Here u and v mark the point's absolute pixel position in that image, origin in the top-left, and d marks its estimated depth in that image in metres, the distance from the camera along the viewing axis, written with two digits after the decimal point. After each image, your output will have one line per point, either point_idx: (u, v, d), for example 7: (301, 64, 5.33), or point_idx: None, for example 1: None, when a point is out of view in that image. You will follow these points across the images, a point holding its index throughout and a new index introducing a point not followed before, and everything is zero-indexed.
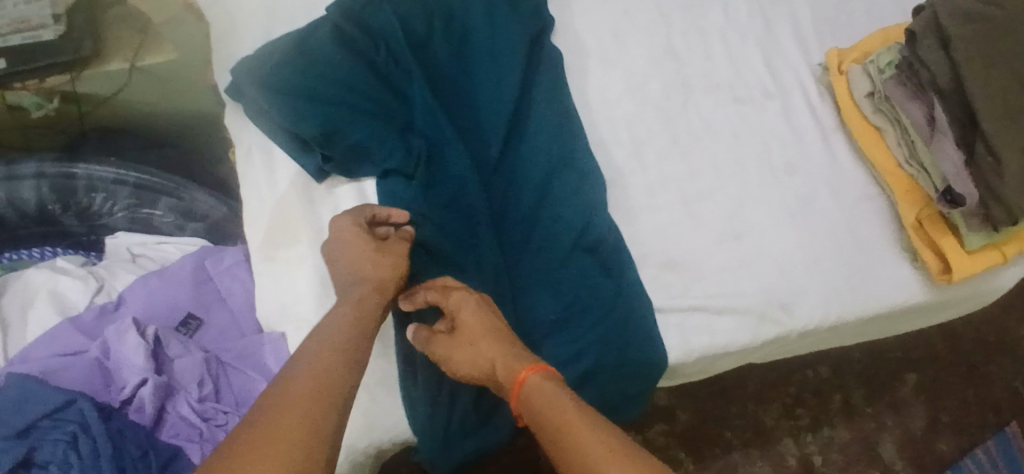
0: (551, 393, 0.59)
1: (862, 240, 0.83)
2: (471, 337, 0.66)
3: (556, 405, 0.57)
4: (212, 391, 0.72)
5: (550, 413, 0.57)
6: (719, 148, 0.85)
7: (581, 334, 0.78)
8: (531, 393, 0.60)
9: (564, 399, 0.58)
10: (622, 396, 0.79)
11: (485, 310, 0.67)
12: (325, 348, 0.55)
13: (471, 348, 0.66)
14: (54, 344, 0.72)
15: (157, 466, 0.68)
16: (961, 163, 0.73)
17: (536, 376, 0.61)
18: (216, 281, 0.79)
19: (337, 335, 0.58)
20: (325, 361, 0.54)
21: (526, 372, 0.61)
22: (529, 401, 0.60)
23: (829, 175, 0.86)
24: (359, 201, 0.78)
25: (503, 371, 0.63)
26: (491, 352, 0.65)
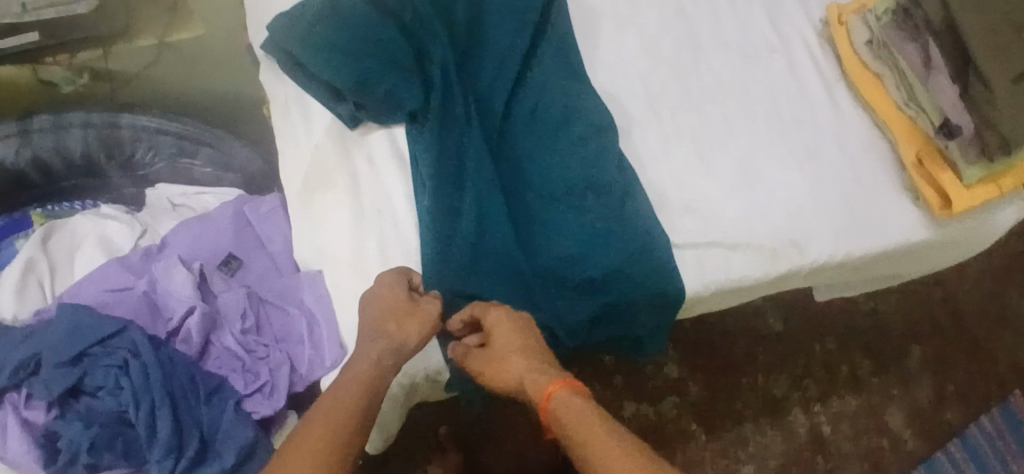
0: (578, 409, 0.66)
1: (867, 184, 0.87)
2: (501, 353, 0.73)
3: (584, 420, 0.65)
4: (255, 325, 0.76)
5: (576, 425, 0.65)
6: (728, 99, 0.89)
7: (599, 274, 0.80)
8: (557, 409, 0.67)
9: (588, 413, 0.66)
10: (640, 328, 0.84)
11: (519, 328, 0.74)
12: (342, 386, 0.65)
13: (504, 362, 0.72)
14: (102, 281, 0.75)
15: (205, 392, 0.72)
16: (957, 95, 0.79)
17: (563, 390, 0.68)
18: (255, 226, 0.82)
19: (353, 389, 0.65)
20: (345, 394, 0.65)
21: (553, 387, 0.68)
22: (555, 414, 0.67)
23: (835, 123, 0.90)
24: (391, 147, 0.81)
25: (529, 384, 0.70)
26: (520, 368, 0.71)
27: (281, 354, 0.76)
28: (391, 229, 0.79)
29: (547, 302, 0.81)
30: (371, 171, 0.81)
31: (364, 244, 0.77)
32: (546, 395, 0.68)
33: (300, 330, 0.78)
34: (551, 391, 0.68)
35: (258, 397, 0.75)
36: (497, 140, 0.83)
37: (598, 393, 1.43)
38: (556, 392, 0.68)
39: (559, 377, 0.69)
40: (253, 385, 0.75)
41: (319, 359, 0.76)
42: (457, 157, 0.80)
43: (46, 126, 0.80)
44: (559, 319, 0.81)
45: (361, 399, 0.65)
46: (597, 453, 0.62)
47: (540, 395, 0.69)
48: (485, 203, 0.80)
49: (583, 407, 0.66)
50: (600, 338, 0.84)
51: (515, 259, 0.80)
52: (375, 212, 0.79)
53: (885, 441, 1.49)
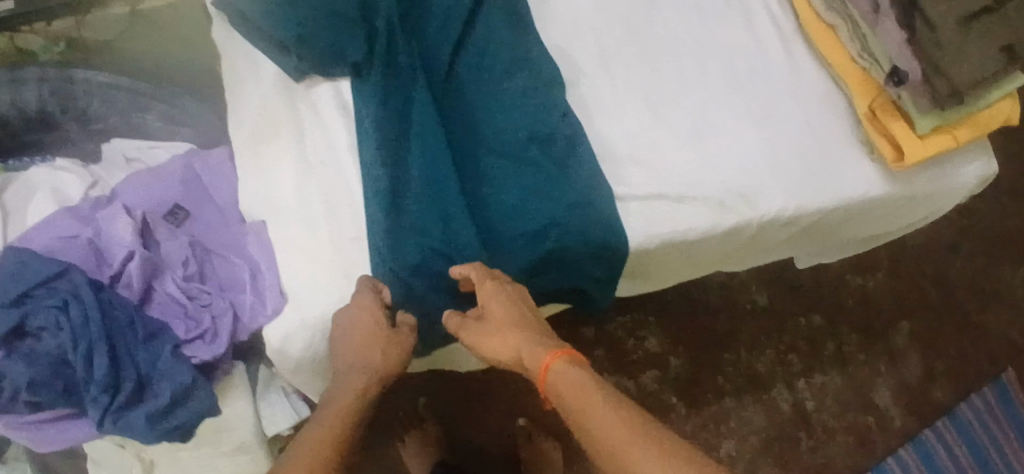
0: (574, 379, 0.70)
1: (822, 138, 0.86)
2: (495, 328, 0.75)
3: (581, 395, 0.69)
4: (197, 271, 0.77)
5: (574, 397, 0.69)
6: (679, 53, 0.88)
7: (541, 224, 0.80)
8: (554, 380, 0.71)
9: (586, 384, 0.70)
10: (584, 278, 0.84)
11: (511, 301, 0.75)
12: (336, 406, 0.72)
13: (500, 336, 0.75)
14: (51, 229, 0.77)
15: (143, 334, 0.74)
16: (903, 41, 0.77)
17: (559, 361, 0.72)
18: (204, 178, 0.83)
19: (343, 408, 0.71)
20: (339, 412, 0.71)
21: (550, 358, 0.72)
22: (554, 386, 0.71)
23: (790, 78, 0.88)
24: (336, 98, 0.82)
25: (527, 355, 0.74)
26: (517, 341, 0.75)
27: (224, 300, 0.77)
28: (331, 177, 0.79)
29: (490, 252, 0.80)
30: (314, 122, 0.81)
31: (306, 191, 0.78)
32: (543, 367, 0.72)
33: (243, 277, 0.79)
34: (548, 362, 0.72)
35: (199, 342, 0.76)
36: (442, 91, 0.83)
37: None
38: (553, 363, 0.72)
39: (554, 349, 0.73)
40: (195, 331, 0.76)
41: (261, 306, 0.77)
42: (400, 108, 0.80)
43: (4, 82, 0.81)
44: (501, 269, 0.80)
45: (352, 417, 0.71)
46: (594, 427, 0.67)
47: (538, 366, 0.73)
48: (428, 155, 0.80)
49: (580, 376, 0.71)
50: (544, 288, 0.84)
51: (455, 210, 0.79)
52: (318, 161, 0.80)
53: (872, 418, 1.43)
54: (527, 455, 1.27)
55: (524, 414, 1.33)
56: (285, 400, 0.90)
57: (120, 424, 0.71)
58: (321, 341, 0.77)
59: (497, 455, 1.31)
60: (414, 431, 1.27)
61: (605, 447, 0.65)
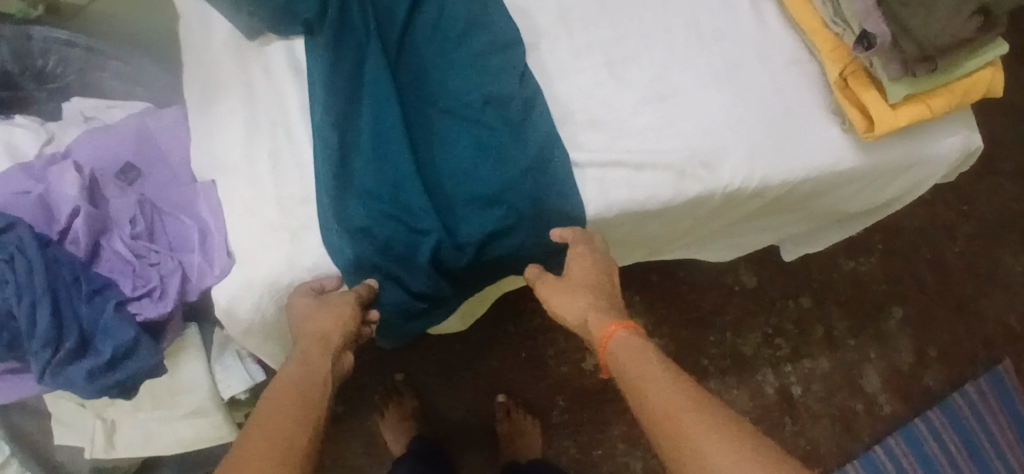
0: (637, 351, 0.65)
1: (790, 106, 0.83)
2: (567, 288, 0.74)
3: (645, 369, 0.63)
4: (146, 230, 0.77)
5: (637, 371, 0.63)
6: (644, 16, 0.85)
7: (493, 188, 0.78)
8: (617, 348, 0.66)
9: (653, 360, 0.64)
10: (539, 244, 0.82)
11: (596, 269, 0.74)
12: (287, 376, 0.64)
13: (571, 295, 0.74)
14: (2, 184, 0.77)
15: (87, 290, 0.73)
16: (872, 3, 0.73)
17: (625, 332, 0.67)
18: (157, 138, 0.83)
19: (295, 375, 0.64)
20: (292, 382, 0.63)
21: (615, 327, 0.68)
22: (616, 358, 0.66)
23: (759, 41, 0.85)
24: (289, 59, 0.81)
25: (592, 322, 0.70)
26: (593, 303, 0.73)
27: (173, 260, 0.77)
28: (281, 136, 0.78)
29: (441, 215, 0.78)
30: (268, 82, 0.80)
31: (255, 151, 0.78)
32: (606, 335, 0.67)
33: (192, 236, 0.78)
34: (612, 332, 0.68)
35: (145, 300, 0.75)
36: (396, 49, 0.81)
37: (557, 347, 1.29)
38: (619, 331, 0.67)
39: (621, 320, 0.69)
40: (141, 288, 0.75)
41: (209, 266, 0.77)
42: (353, 67, 0.79)
43: None
44: (452, 233, 0.78)
45: (309, 383, 0.63)
46: (655, 404, 0.60)
47: (602, 333, 0.68)
48: (380, 115, 0.78)
49: (643, 349, 0.65)
50: (496, 257, 0.81)
51: (404, 171, 0.77)
52: (269, 121, 0.79)
53: (859, 404, 1.39)
54: (506, 432, 1.23)
55: (506, 390, 1.28)
56: (240, 364, 0.88)
57: (59, 378, 0.71)
58: (268, 303, 0.75)
59: (475, 427, 1.27)
60: (393, 404, 1.23)
61: (666, 426, 0.58)
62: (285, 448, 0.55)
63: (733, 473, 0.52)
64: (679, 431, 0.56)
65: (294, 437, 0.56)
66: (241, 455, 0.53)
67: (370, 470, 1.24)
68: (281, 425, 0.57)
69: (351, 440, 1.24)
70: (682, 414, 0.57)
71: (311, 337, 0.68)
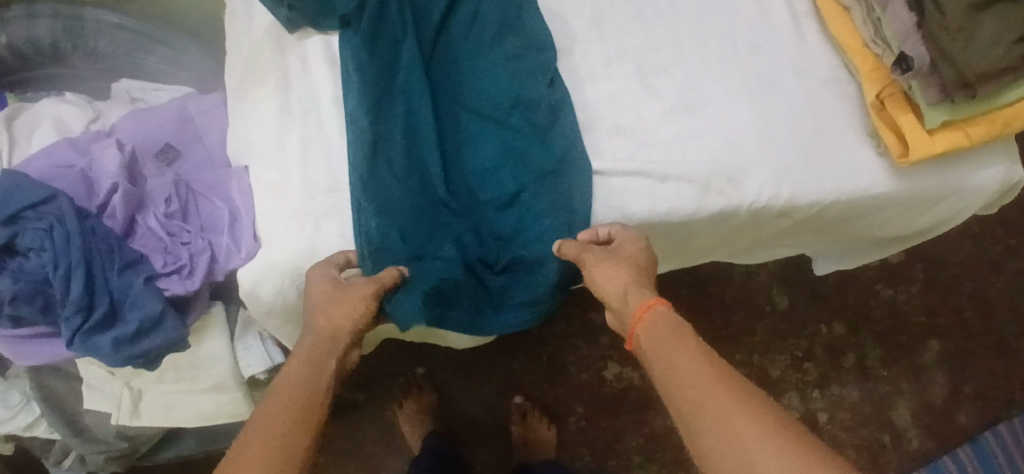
0: (671, 328, 0.67)
1: (824, 125, 0.81)
2: (612, 262, 0.74)
3: (682, 346, 0.65)
4: (179, 210, 0.80)
5: (673, 345, 0.65)
6: (681, 26, 0.85)
7: (513, 186, 0.79)
8: (654, 321, 0.68)
9: (690, 339, 0.66)
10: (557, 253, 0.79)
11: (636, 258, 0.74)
12: (293, 371, 0.67)
13: (615, 268, 0.73)
14: (50, 157, 0.81)
15: (119, 263, 0.76)
16: (912, 24, 0.71)
17: (663, 307, 0.69)
18: (196, 120, 0.86)
19: (300, 369, 0.67)
20: (300, 374, 0.66)
21: (654, 302, 0.70)
22: (651, 331, 0.68)
23: (795, 56, 0.84)
24: (325, 51, 0.83)
25: (631, 298, 0.71)
26: (626, 284, 0.72)
27: (203, 240, 0.80)
28: (311, 126, 0.80)
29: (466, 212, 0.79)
30: (304, 72, 0.83)
31: (286, 138, 0.80)
32: (646, 307, 0.70)
33: (223, 218, 0.81)
34: (650, 305, 0.70)
35: (174, 276, 0.78)
36: (429, 46, 0.82)
37: (579, 351, 1.30)
38: (659, 304, 0.69)
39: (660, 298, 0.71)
40: (171, 265, 0.78)
41: (236, 248, 0.80)
42: (386, 60, 0.80)
43: (19, 14, 0.85)
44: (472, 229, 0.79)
45: (314, 376, 0.67)
46: (688, 381, 0.62)
47: (641, 303, 0.70)
48: (411, 110, 0.80)
49: (676, 325, 0.68)
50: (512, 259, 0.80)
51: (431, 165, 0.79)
52: (302, 111, 0.81)
53: (885, 436, 1.35)
54: (519, 436, 1.23)
55: (522, 391, 1.28)
56: (260, 345, 0.90)
57: (88, 345, 0.73)
58: (289, 288, 0.77)
59: (490, 423, 1.28)
60: (412, 398, 1.24)
61: (695, 402, 0.60)
62: (281, 453, 0.58)
63: (760, 452, 0.55)
64: (708, 403, 0.59)
65: (305, 431, 0.61)
66: (241, 455, 0.57)
67: (385, 459, 1.26)
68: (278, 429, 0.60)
69: (368, 429, 1.26)
70: (713, 389, 0.60)
71: (321, 333, 0.71)
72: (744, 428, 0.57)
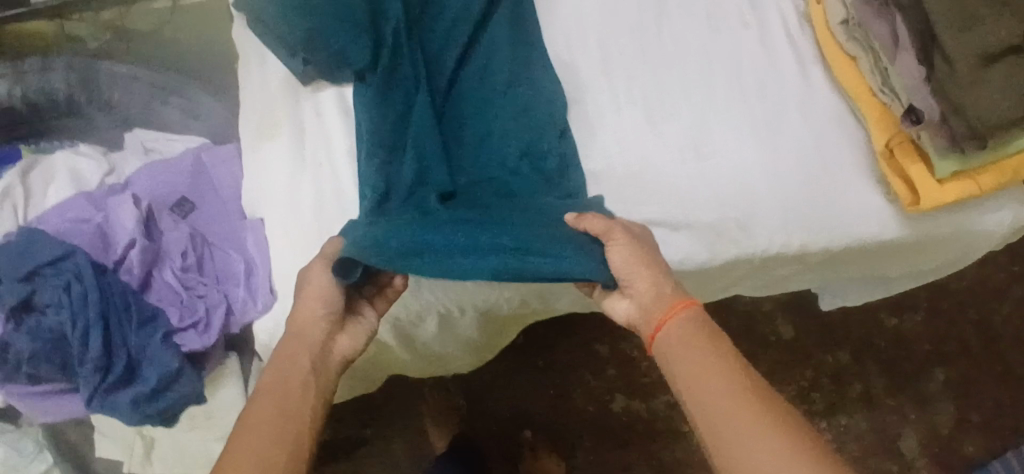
0: (692, 332, 0.68)
1: (835, 172, 0.82)
2: (619, 248, 0.72)
3: (701, 352, 0.66)
4: (195, 263, 0.80)
5: (692, 350, 0.66)
6: (691, 73, 0.85)
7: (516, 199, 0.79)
8: (677, 323, 0.69)
9: (710, 344, 0.67)
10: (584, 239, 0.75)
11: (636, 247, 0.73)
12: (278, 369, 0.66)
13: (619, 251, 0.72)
14: (67, 212, 0.81)
15: (137, 319, 0.76)
16: (921, 77, 0.72)
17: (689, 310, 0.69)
18: (211, 171, 0.86)
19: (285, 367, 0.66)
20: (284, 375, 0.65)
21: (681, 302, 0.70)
22: (671, 333, 0.68)
23: (803, 101, 0.84)
24: (338, 104, 0.84)
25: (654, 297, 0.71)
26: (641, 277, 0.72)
27: (218, 293, 0.80)
28: (324, 176, 0.81)
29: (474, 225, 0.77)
30: (317, 123, 0.83)
31: (301, 190, 0.81)
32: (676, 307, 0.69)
33: (237, 270, 0.81)
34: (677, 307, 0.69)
35: (191, 331, 0.78)
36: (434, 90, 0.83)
37: (586, 384, 1.30)
38: (693, 302, 0.69)
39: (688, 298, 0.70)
40: (187, 318, 0.78)
41: (251, 301, 0.79)
42: (398, 113, 0.80)
43: (35, 67, 0.87)
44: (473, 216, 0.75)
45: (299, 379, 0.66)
46: (700, 388, 0.64)
47: (677, 299, 0.70)
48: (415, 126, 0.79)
49: (702, 326, 0.68)
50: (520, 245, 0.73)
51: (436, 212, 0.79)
52: (315, 165, 0.81)
53: (894, 467, 1.35)
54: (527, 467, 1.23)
55: (531, 425, 1.28)
56: None
57: (107, 403, 0.74)
58: None
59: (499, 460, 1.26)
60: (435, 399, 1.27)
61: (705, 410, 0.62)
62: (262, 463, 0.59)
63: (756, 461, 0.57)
64: (715, 410, 0.62)
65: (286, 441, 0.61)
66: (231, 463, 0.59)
67: None
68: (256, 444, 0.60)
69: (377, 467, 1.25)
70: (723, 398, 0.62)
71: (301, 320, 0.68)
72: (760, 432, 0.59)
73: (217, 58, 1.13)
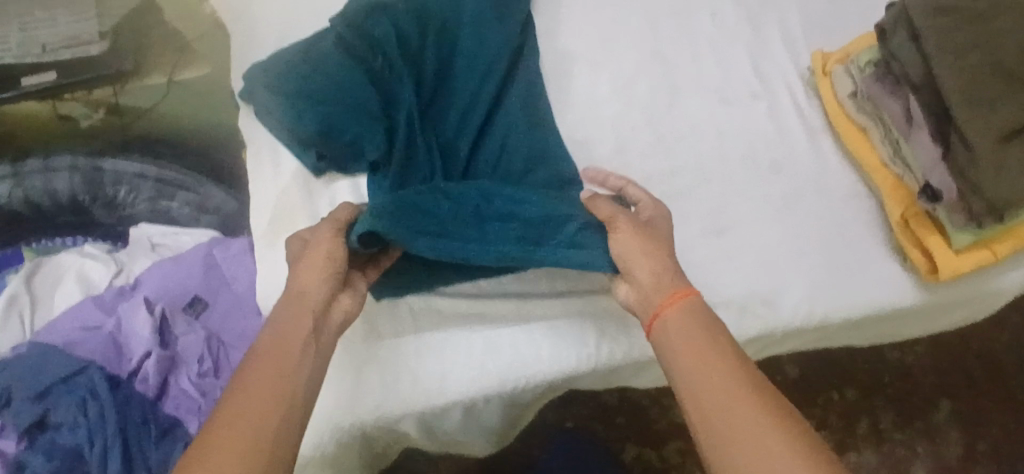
0: (690, 332, 0.64)
1: (851, 244, 0.83)
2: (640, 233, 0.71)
3: (701, 353, 0.62)
4: (212, 367, 0.77)
5: (692, 349, 0.62)
6: (705, 147, 0.86)
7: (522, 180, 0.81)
8: (677, 320, 0.65)
9: (713, 343, 0.62)
10: (589, 219, 0.75)
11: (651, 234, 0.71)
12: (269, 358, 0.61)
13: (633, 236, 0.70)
14: (76, 318, 0.79)
15: (156, 432, 0.73)
16: (936, 157, 0.73)
17: (685, 305, 0.66)
18: (223, 267, 0.85)
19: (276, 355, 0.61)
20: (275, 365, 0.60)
21: (679, 294, 0.66)
22: (669, 333, 0.65)
23: (816, 174, 0.86)
24: (354, 195, 0.83)
25: (657, 285, 0.68)
26: (650, 261, 0.69)
27: None
28: None
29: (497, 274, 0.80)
30: None
31: None
32: (672, 302, 0.66)
33: None
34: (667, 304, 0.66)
35: None
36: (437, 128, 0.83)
37: (595, 435, 1.26)
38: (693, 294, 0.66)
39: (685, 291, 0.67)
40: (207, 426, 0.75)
41: None
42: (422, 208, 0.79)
43: None
44: (488, 199, 0.76)
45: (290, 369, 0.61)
46: (703, 394, 0.59)
47: (673, 290, 0.67)
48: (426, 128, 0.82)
49: (704, 317, 0.65)
50: (525, 219, 0.75)
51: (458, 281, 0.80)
52: None
53: None
54: None
55: None
56: None
57: None
58: (328, 441, 0.76)
59: None
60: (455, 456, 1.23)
61: (712, 421, 0.58)
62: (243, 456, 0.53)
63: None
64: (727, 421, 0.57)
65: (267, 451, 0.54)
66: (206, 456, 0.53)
67: None
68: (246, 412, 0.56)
69: None
70: (734, 406, 0.57)
71: (294, 294, 0.65)
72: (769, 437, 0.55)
73: (211, 136, 1.12)
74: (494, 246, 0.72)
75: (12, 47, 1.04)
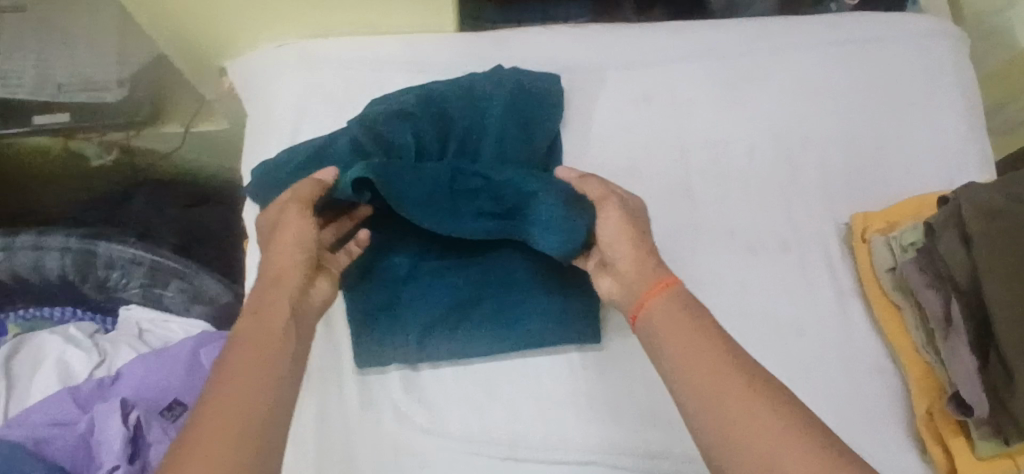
0: (674, 315, 0.59)
1: (871, 426, 0.76)
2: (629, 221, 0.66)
3: (690, 337, 0.57)
4: None
5: (681, 332, 0.57)
6: (729, 302, 0.79)
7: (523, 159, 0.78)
8: (659, 307, 0.60)
9: (701, 327, 0.58)
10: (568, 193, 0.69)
11: (636, 221, 0.66)
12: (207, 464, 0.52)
13: (616, 221, 0.65)
14: (48, 413, 0.78)
15: None
16: (973, 367, 0.69)
17: (662, 294, 0.61)
18: (206, 368, 0.84)
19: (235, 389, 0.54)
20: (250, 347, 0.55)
21: (660, 281, 0.62)
22: (652, 323, 0.60)
23: (840, 343, 0.80)
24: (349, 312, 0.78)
25: (639, 273, 0.63)
26: (628, 241, 0.64)
27: None
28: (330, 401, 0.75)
29: (491, 303, 0.77)
30: (327, 337, 0.77)
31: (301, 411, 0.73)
32: (652, 289, 0.61)
33: None
34: (646, 295, 0.61)
35: None
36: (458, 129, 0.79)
37: None
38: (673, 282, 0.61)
39: (661, 277, 0.62)
40: None
41: None
42: (422, 240, 0.77)
43: (29, 247, 0.86)
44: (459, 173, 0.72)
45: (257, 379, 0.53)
46: (702, 380, 0.54)
47: (654, 280, 0.62)
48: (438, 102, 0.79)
49: (690, 305, 0.60)
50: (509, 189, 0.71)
51: (453, 312, 0.76)
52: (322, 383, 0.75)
53: None
54: None
55: None
56: None
57: None
58: None
59: None
60: None
61: (717, 410, 0.52)
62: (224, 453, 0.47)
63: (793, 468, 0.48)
64: (730, 406, 0.52)
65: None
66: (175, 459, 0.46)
67: None
68: (238, 390, 0.51)
69: None
70: (733, 388, 0.53)
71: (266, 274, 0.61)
72: (774, 426, 0.50)
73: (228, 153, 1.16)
74: (472, 222, 0.72)
75: (25, 83, 1.00)
